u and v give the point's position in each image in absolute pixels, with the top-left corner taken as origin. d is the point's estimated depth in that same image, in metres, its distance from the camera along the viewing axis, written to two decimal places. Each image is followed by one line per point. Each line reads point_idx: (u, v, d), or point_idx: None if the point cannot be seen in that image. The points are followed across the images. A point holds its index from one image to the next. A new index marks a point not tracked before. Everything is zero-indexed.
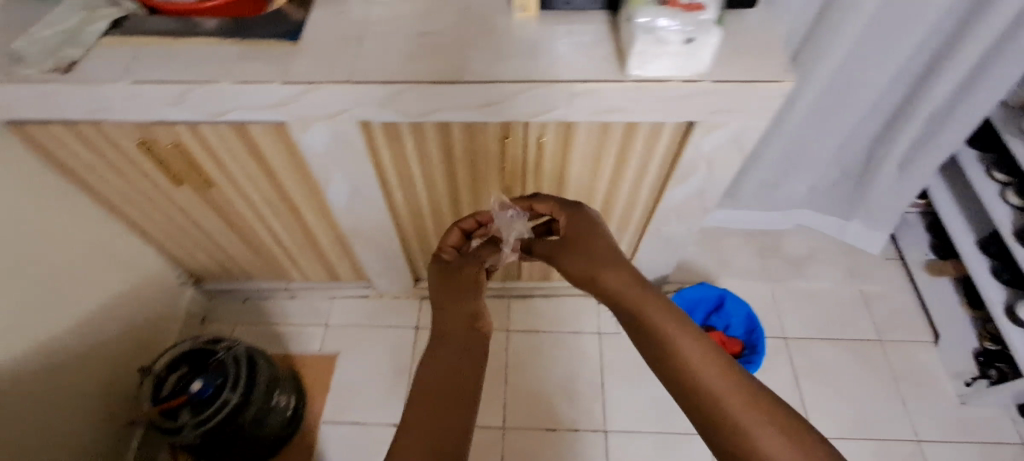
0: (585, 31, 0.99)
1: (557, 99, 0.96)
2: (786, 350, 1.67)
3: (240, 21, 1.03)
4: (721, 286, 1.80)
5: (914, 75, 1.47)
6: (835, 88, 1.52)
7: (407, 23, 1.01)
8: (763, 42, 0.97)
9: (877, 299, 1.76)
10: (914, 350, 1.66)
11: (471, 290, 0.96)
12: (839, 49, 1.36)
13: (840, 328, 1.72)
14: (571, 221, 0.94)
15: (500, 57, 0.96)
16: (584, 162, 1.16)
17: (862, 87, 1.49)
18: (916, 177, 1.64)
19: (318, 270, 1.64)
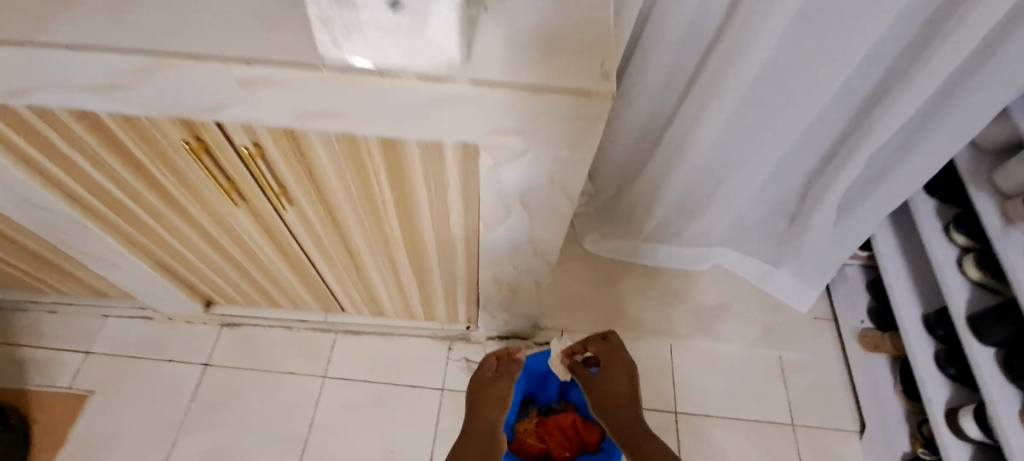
0: None
1: (233, 91, 0.59)
2: (676, 429, 1.35)
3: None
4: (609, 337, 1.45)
5: (853, 97, 1.13)
6: (752, 105, 1.18)
7: None
8: (581, 27, 0.60)
9: (795, 370, 1.43)
10: (826, 438, 1.35)
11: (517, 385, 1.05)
12: (747, 54, 1.02)
13: (746, 404, 1.38)
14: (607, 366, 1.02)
15: (134, 10, 0.58)
16: (345, 189, 0.78)
17: (786, 106, 1.15)
18: (852, 227, 1.30)
19: (73, 283, 1.25)
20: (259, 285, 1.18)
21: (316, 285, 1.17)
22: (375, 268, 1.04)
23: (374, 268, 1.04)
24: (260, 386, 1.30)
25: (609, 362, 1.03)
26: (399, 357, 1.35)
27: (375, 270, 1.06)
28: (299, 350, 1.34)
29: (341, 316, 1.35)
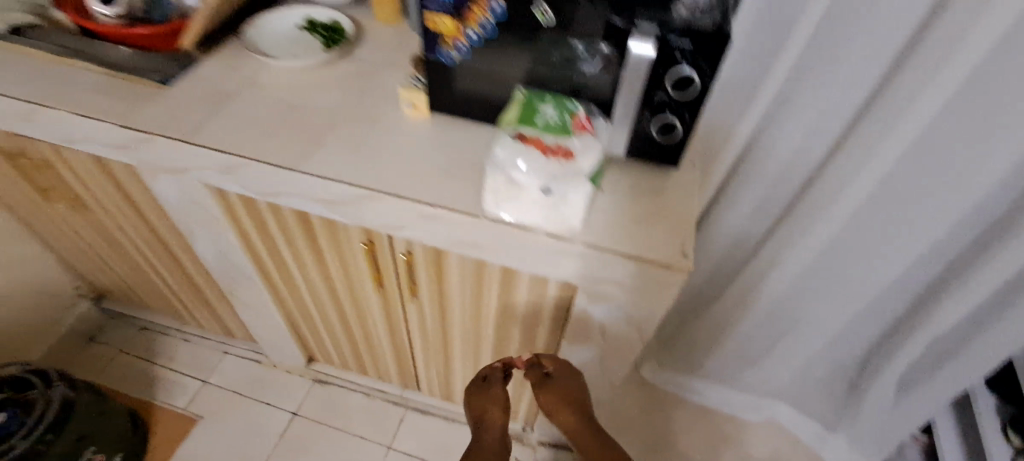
0: (464, 146, 0.84)
1: (408, 217, 0.79)
2: None
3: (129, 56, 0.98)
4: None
5: (921, 294, 1.14)
6: (827, 277, 1.19)
7: (289, 94, 0.91)
8: (674, 213, 0.77)
9: None
10: None
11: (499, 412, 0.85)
12: (813, 236, 1.10)
13: None
14: (561, 382, 0.88)
15: (358, 154, 0.83)
16: (462, 292, 0.97)
17: (857, 285, 1.15)
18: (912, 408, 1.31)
19: (212, 321, 1.51)
20: (358, 352, 1.38)
21: (403, 361, 1.34)
22: (461, 358, 1.20)
23: (460, 358, 1.20)
24: (332, 443, 1.46)
25: (572, 384, 0.88)
26: (455, 443, 1.47)
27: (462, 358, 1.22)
28: (372, 417, 1.51)
29: (413, 395, 1.51)
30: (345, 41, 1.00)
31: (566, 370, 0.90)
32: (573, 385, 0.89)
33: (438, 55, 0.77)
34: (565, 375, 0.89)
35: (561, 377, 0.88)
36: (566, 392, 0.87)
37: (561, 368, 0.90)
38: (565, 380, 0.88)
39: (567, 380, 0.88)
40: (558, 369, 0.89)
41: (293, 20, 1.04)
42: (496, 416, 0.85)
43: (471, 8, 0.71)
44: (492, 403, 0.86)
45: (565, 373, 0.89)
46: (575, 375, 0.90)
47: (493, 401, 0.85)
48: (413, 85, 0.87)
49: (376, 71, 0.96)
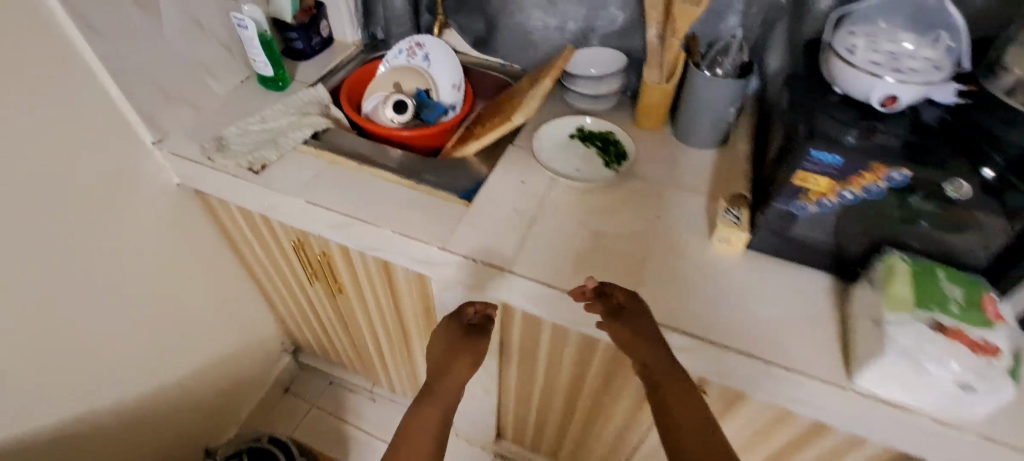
0: (795, 296, 0.79)
1: (745, 374, 0.75)
2: None
3: (420, 163, 1.01)
4: None
5: None
6: None
7: (590, 219, 0.90)
8: None
9: None
10: None
11: (464, 370, 0.82)
12: None
13: None
14: (628, 321, 0.73)
15: (684, 297, 0.80)
16: (744, 428, 0.92)
17: None
18: None
19: (406, 389, 1.52)
20: (562, 443, 1.34)
21: None
22: None
23: None
24: None
25: (640, 323, 0.73)
26: None
27: None
28: None
29: None
30: (630, 155, 0.98)
31: (638, 309, 0.74)
32: (647, 325, 0.74)
33: (791, 206, 0.74)
34: (636, 314, 0.74)
35: (632, 315, 0.74)
36: (637, 331, 0.73)
37: (634, 308, 0.74)
38: (636, 317, 0.74)
39: (642, 320, 0.74)
40: (631, 308, 0.74)
41: (566, 129, 1.04)
42: (464, 365, 0.82)
43: (861, 173, 0.67)
44: (464, 349, 0.83)
45: (638, 313, 0.74)
46: (647, 314, 0.74)
47: (466, 349, 0.83)
48: (727, 221, 0.82)
49: (666, 194, 0.94)
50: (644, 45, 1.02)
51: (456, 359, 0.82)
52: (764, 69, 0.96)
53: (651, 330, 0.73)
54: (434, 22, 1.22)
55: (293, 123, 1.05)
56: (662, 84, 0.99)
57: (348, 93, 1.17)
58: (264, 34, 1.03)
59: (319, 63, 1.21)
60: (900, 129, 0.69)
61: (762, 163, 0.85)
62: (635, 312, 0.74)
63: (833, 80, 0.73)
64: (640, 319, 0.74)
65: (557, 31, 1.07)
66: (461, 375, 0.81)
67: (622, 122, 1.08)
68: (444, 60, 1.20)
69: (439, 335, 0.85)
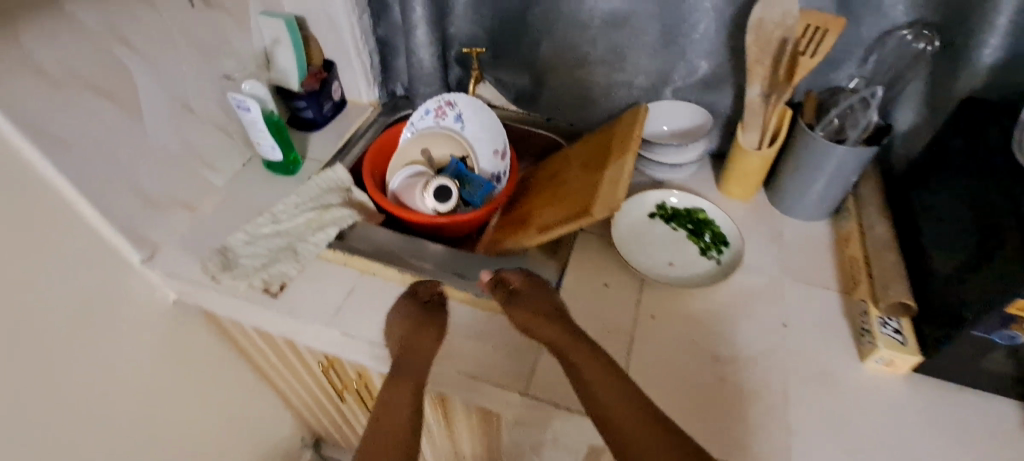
0: (985, 437, 0.62)
1: None
2: None
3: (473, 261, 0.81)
4: None
5: None
6: None
7: (699, 335, 0.72)
8: None
9: None
10: None
11: (433, 340, 0.71)
12: None
13: None
14: (525, 299, 0.72)
15: (846, 448, 0.62)
16: None
17: None
18: None
19: None
20: None
21: None
22: None
23: None
24: None
25: (545, 298, 0.73)
26: None
27: None
28: None
29: None
30: (730, 238, 0.80)
31: (536, 286, 0.74)
32: (544, 301, 0.73)
33: (989, 333, 0.59)
34: (536, 290, 0.74)
35: (527, 290, 0.74)
36: (533, 304, 0.71)
37: (534, 285, 0.74)
38: (537, 294, 0.73)
39: (540, 294, 0.73)
40: (533, 286, 0.74)
41: (647, 207, 0.86)
42: (430, 338, 0.71)
43: None
44: (430, 324, 0.73)
45: (539, 290, 0.74)
46: (546, 290, 0.74)
47: (428, 324, 0.72)
48: (889, 340, 0.66)
49: (783, 290, 0.76)
50: (734, 101, 0.85)
51: (421, 335, 0.71)
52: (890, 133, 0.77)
53: (540, 300, 0.72)
54: (465, 76, 1.03)
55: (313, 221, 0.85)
56: (762, 150, 0.81)
57: (370, 169, 0.96)
58: (269, 115, 0.85)
59: (332, 133, 1.02)
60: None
61: (925, 262, 0.68)
62: (534, 289, 0.74)
63: None
64: (544, 296, 0.73)
65: (625, 87, 0.88)
66: (432, 340, 0.71)
67: (706, 192, 0.90)
68: (482, 119, 0.99)
69: (394, 325, 0.73)
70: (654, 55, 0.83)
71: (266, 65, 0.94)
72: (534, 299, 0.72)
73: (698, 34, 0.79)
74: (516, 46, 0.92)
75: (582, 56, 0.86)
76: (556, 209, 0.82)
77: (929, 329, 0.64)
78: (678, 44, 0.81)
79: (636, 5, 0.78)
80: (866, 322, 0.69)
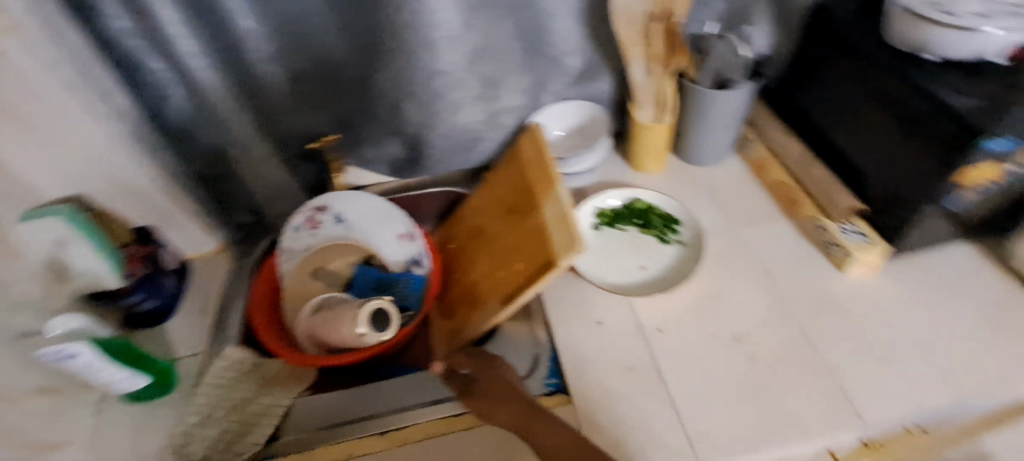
0: (968, 285, 0.67)
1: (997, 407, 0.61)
2: None
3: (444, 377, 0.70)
4: None
5: None
6: None
7: (709, 325, 0.68)
8: None
9: None
10: None
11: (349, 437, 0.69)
12: None
13: None
14: (479, 380, 0.63)
15: (887, 359, 0.63)
16: None
17: None
18: None
19: None
20: None
21: None
22: None
23: None
24: None
25: (493, 373, 0.64)
26: None
27: None
28: None
29: None
30: (678, 215, 0.78)
31: (482, 367, 0.65)
32: (503, 379, 0.63)
33: (945, 204, 0.62)
34: (483, 368, 0.64)
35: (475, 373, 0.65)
36: (491, 384, 0.63)
37: (481, 364, 0.65)
38: (486, 372, 0.64)
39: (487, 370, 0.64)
40: (478, 366, 0.65)
41: (587, 221, 0.80)
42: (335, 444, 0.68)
43: None
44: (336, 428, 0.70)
45: (487, 366, 0.65)
46: (495, 367, 0.65)
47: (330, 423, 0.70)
48: (857, 243, 0.68)
49: (745, 239, 0.77)
50: (611, 82, 0.82)
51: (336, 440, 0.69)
52: (765, 62, 0.80)
53: (488, 379, 0.63)
54: (320, 171, 0.86)
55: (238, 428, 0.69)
56: (663, 120, 0.79)
57: (266, 329, 0.77)
58: (100, 342, 0.62)
59: (195, 307, 0.80)
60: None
61: (850, 163, 0.71)
62: (488, 367, 0.65)
63: (919, 47, 0.59)
64: (497, 375, 0.63)
65: (508, 113, 0.81)
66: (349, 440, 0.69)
67: (625, 178, 0.87)
68: (367, 209, 0.85)
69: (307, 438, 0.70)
70: (524, 71, 0.77)
71: (54, 275, 0.65)
72: (486, 381, 0.63)
73: (556, 35, 0.74)
74: (371, 119, 0.78)
75: (452, 101, 0.75)
76: (507, 271, 0.73)
77: (882, 221, 0.68)
78: (541, 52, 0.76)
79: (489, 31, 0.70)
80: (829, 235, 0.70)
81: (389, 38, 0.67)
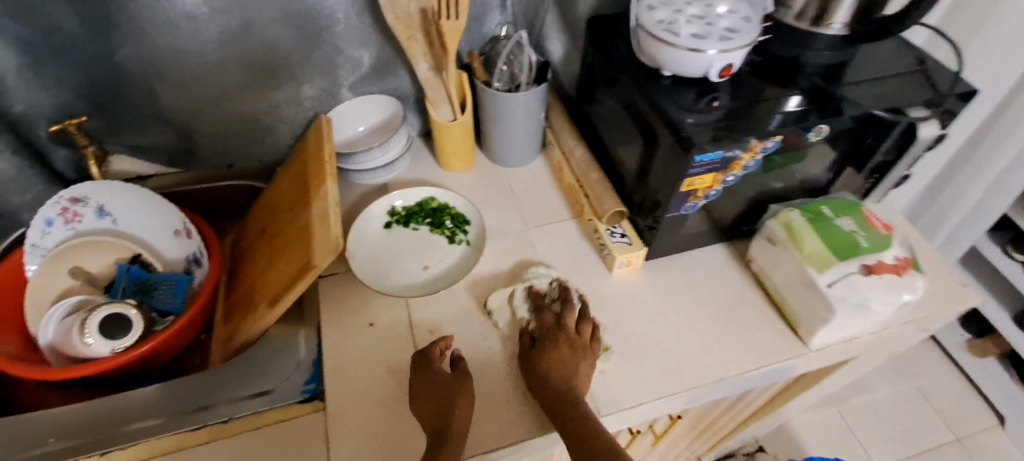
0: (716, 285, 0.72)
1: (718, 393, 0.66)
2: None
3: (187, 384, 0.64)
4: (806, 444, 1.46)
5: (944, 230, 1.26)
6: None
7: (479, 326, 0.69)
8: (927, 250, 0.76)
9: (943, 401, 1.55)
10: (1005, 449, 1.48)
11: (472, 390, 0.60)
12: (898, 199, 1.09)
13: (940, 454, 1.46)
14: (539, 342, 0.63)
15: (633, 356, 0.67)
16: (707, 411, 0.89)
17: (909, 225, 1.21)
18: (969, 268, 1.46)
19: None
20: None
21: None
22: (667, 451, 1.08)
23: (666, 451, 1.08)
24: None
25: (546, 381, 0.59)
26: None
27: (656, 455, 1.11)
28: None
29: None
30: (470, 216, 0.78)
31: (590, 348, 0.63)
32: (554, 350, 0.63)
33: (682, 209, 0.65)
34: (574, 350, 0.62)
35: (545, 356, 0.61)
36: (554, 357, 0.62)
37: (584, 352, 0.62)
38: (557, 351, 0.61)
39: (563, 355, 0.61)
40: (571, 351, 0.62)
41: (378, 219, 0.78)
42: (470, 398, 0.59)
43: (740, 156, 0.60)
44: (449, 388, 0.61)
45: (550, 371, 0.60)
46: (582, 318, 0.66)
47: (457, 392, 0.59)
48: (619, 245, 0.72)
49: (531, 239, 0.78)
50: (410, 78, 0.81)
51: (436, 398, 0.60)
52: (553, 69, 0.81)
53: (584, 374, 0.61)
54: (81, 157, 0.76)
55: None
56: (459, 119, 0.78)
57: None
58: None
59: None
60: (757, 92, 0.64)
61: (620, 169, 0.75)
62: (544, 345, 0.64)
63: (658, 63, 0.63)
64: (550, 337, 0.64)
65: (291, 105, 0.77)
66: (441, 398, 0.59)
67: (428, 177, 0.85)
68: (135, 203, 0.77)
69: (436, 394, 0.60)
70: (306, 61, 0.73)
71: None
72: (550, 373, 0.60)
73: (337, 26, 0.71)
74: (127, 102, 0.71)
75: (222, 86, 0.72)
76: (275, 272, 0.69)
77: (643, 223, 0.72)
78: (323, 43, 0.72)
79: (251, 17, 0.66)
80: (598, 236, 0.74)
81: (127, 17, 0.63)
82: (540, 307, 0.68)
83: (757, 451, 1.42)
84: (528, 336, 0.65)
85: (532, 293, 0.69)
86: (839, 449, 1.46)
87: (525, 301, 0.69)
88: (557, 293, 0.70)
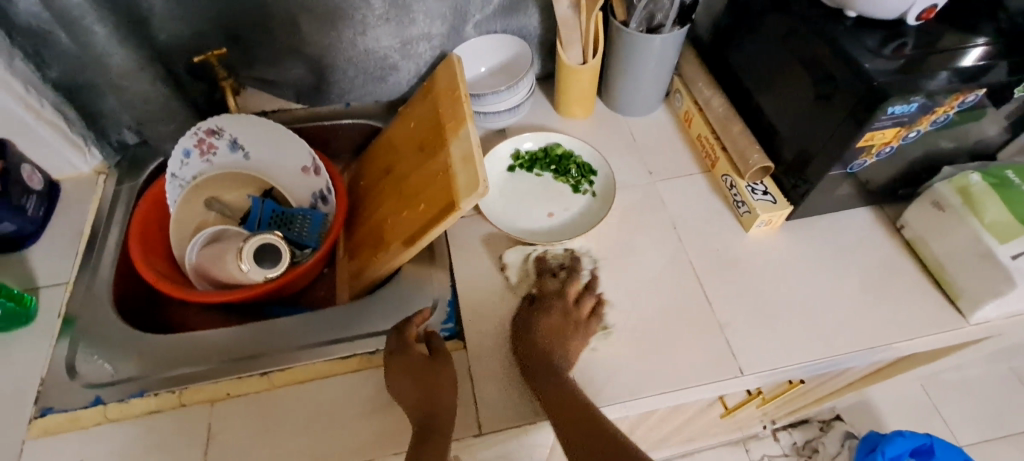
0: (860, 251, 0.68)
1: (860, 359, 0.64)
2: None
3: (335, 317, 0.67)
4: (887, 417, 1.43)
5: None
6: None
7: (612, 277, 0.68)
8: None
9: None
10: None
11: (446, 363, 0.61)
12: None
13: None
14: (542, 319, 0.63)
15: (775, 319, 0.65)
16: (820, 379, 0.87)
17: None
18: None
19: None
20: None
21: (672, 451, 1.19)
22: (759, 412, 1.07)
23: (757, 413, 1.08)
24: None
25: (545, 352, 0.60)
26: None
27: (745, 417, 1.10)
28: None
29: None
30: (596, 166, 0.76)
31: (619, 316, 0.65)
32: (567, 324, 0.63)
33: (847, 168, 0.63)
34: (570, 323, 0.63)
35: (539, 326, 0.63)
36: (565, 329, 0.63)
37: (575, 328, 0.63)
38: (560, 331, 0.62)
39: (558, 327, 0.62)
40: (566, 324, 0.63)
41: (501, 162, 0.78)
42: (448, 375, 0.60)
43: (934, 109, 0.57)
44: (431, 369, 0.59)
45: (553, 342, 0.61)
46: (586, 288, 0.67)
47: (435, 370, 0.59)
48: (762, 203, 0.68)
49: (661, 192, 0.75)
50: (540, 15, 0.77)
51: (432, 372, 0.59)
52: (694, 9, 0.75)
53: (578, 347, 0.62)
54: (216, 89, 0.77)
55: (112, 354, 0.64)
56: (590, 63, 0.74)
57: (143, 258, 0.70)
58: None
59: (68, 234, 0.72)
60: (952, 37, 0.57)
61: (766, 122, 0.70)
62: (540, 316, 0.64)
63: (843, 2, 0.57)
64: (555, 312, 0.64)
65: (422, 41, 0.75)
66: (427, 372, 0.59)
67: (549, 123, 0.83)
68: (267, 138, 0.78)
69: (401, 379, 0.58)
70: None
71: None
72: (543, 342, 0.61)
73: None
74: (266, 34, 0.71)
75: (359, 20, 0.69)
76: (410, 212, 0.69)
77: (789, 181, 0.68)
78: None
79: None
80: (737, 193, 0.71)
81: None
82: (541, 273, 0.68)
83: (834, 420, 1.40)
84: (526, 298, 0.66)
85: (542, 261, 0.69)
86: (922, 424, 1.43)
87: (536, 264, 0.69)
88: (568, 261, 0.69)
